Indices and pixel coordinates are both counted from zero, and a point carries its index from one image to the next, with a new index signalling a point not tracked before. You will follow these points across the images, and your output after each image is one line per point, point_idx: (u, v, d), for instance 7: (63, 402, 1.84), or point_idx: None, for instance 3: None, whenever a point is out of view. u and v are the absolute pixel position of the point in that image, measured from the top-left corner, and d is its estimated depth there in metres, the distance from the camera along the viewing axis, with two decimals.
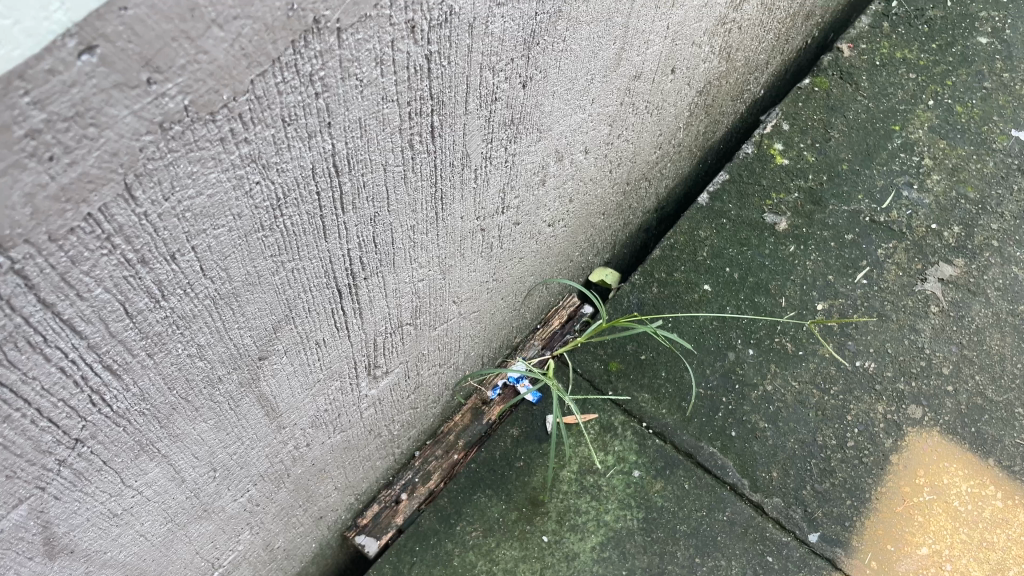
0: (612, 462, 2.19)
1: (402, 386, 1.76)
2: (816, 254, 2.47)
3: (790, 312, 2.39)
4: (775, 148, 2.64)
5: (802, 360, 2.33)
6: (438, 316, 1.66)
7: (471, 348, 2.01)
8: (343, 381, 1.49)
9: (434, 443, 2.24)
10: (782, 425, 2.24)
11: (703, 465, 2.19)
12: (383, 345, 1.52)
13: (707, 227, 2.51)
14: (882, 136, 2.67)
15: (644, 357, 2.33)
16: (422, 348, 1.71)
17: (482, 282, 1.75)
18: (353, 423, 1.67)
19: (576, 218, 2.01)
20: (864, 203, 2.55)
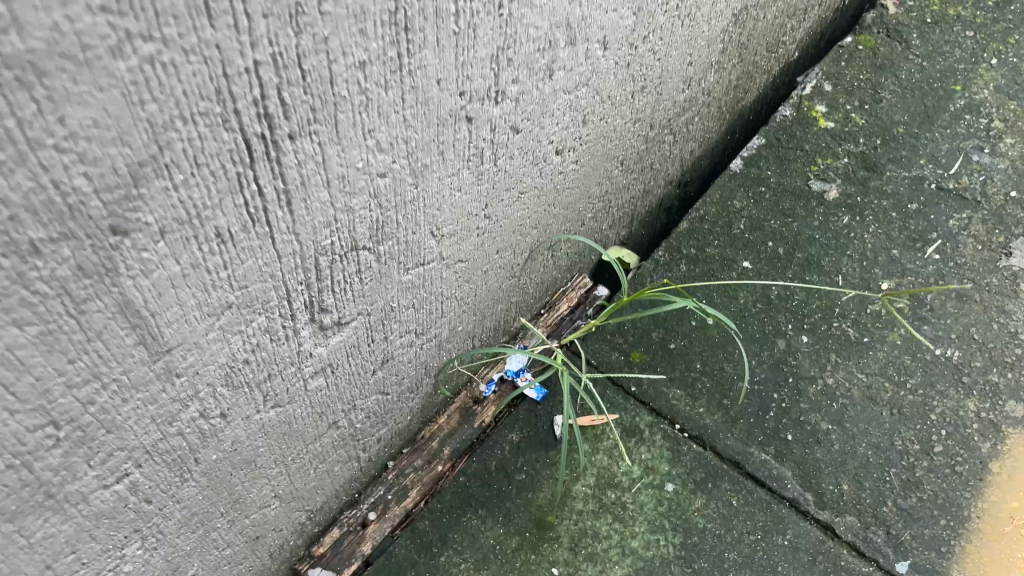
0: (639, 474, 1.73)
1: (363, 351, 1.31)
2: (875, 226, 2.05)
3: (850, 292, 1.96)
4: (817, 109, 2.24)
5: (869, 349, 1.88)
6: (409, 249, 1.23)
7: (458, 321, 1.56)
8: (271, 319, 1.05)
9: (413, 452, 1.74)
10: (850, 427, 1.79)
11: (754, 477, 1.73)
12: (326, 272, 1.08)
13: (743, 196, 2.10)
14: (942, 97, 2.28)
15: (673, 345, 1.89)
16: (389, 295, 1.27)
17: (469, 212, 1.32)
18: (293, 395, 1.22)
19: (589, 156, 1.60)
20: (928, 169, 2.14)
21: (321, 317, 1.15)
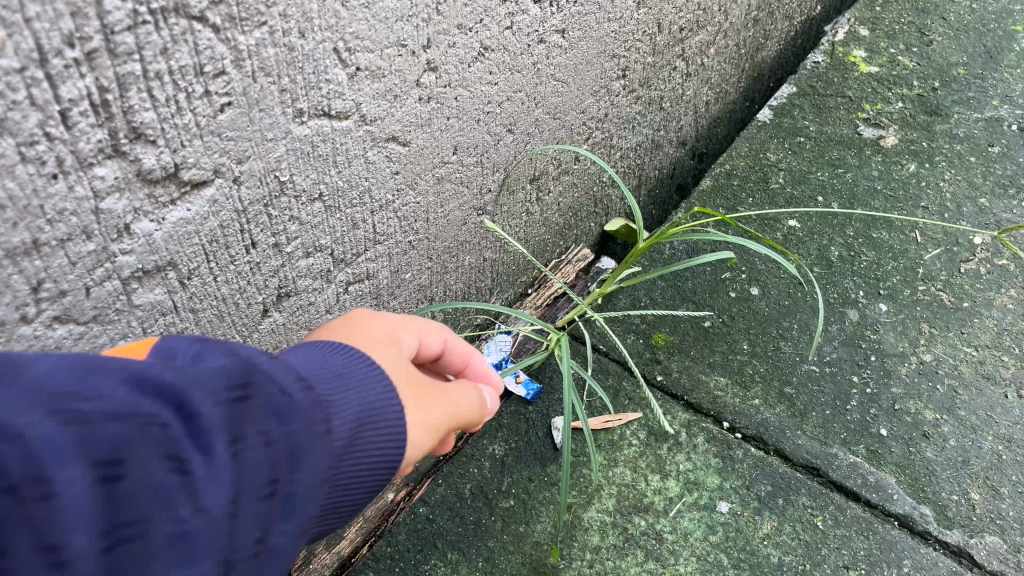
0: (678, 492, 1.19)
1: (235, 258, 0.82)
2: (951, 172, 1.60)
3: (933, 249, 1.48)
4: (854, 54, 1.84)
5: (972, 317, 1.39)
6: (296, 68, 0.76)
7: (404, 262, 1.07)
8: (10, 104, 0.57)
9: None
10: (968, 415, 1.27)
11: (843, 489, 1.19)
12: (124, 41, 0.61)
13: (778, 148, 1.65)
14: (1002, 38, 1.87)
15: (709, 324, 1.39)
16: (270, 156, 0.79)
17: (398, 41, 0.85)
18: (100, 307, 0.72)
19: (579, 34, 1.15)
20: (1004, 109, 1.71)
21: (134, 149, 0.67)
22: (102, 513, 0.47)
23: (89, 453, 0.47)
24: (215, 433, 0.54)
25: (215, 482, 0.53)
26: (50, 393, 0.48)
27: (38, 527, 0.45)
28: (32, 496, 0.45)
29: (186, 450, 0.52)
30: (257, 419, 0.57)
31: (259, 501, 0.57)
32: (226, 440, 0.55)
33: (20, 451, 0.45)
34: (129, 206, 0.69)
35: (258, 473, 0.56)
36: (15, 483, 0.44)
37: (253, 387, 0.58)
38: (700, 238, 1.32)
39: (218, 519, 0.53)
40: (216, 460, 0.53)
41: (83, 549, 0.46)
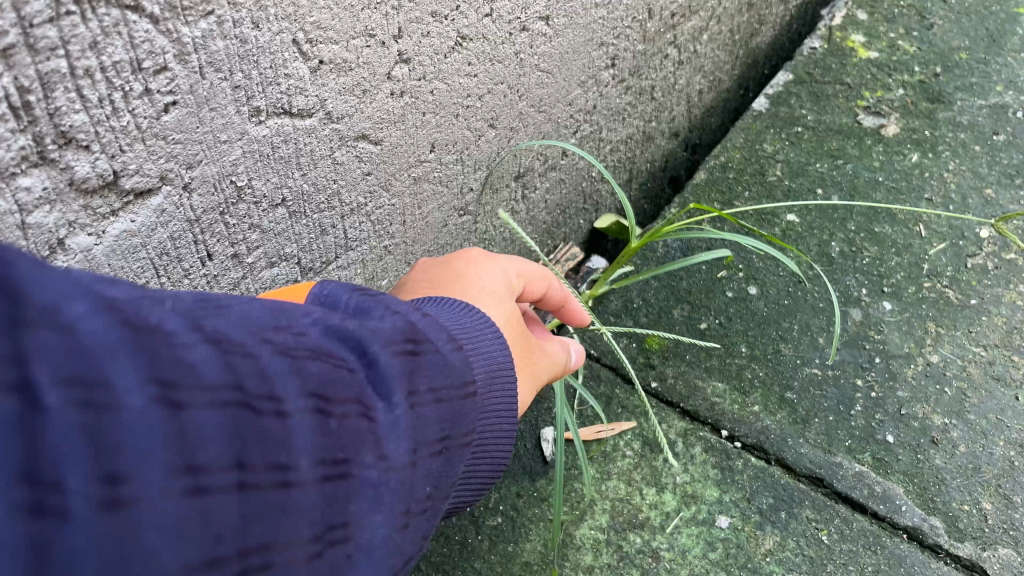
0: (675, 506, 1.13)
1: (188, 271, 0.75)
2: (955, 162, 1.53)
3: (938, 243, 1.42)
4: (852, 40, 1.77)
5: (980, 315, 1.33)
6: (251, 62, 0.69)
7: (379, 268, 1.00)
8: None
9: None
10: (978, 419, 1.21)
11: (849, 500, 1.13)
12: (45, 34, 0.54)
13: (774, 139, 1.59)
14: (1004, 21, 1.81)
15: (705, 326, 1.32)
16: (225, 159, 0.72)
17: (366, 31, 0.78)
18: None
19: (565, 21, 1.08)
20: (1008, 95, 1.64)
21: (64, 156, 0.59)
22: (321, 442, 0.48)
23: (307, 385, 0.48)
24: (397, 383, 0.56)
25: (399, 428, 0.54)
26: (261, 326, 0.49)
27: (269, 445, 0.44)
28: (266, 411, 0.45)
29: (374, 396, 0.53)
30: (432, 372, 0.60)
31: (427, 452, 0.58)
32: (406, 389, 0.56)
33: (253, 369, 0.45)
34: (62, 219, 0.62)
35: (431, 421, 0.59)
36: (254, 397, 0.44)
37: (420, 338, 0.60)
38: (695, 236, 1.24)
39: (402, 464, 0.54)
40: (400, 407, 0.55)
41: (303, 472, 0.46)
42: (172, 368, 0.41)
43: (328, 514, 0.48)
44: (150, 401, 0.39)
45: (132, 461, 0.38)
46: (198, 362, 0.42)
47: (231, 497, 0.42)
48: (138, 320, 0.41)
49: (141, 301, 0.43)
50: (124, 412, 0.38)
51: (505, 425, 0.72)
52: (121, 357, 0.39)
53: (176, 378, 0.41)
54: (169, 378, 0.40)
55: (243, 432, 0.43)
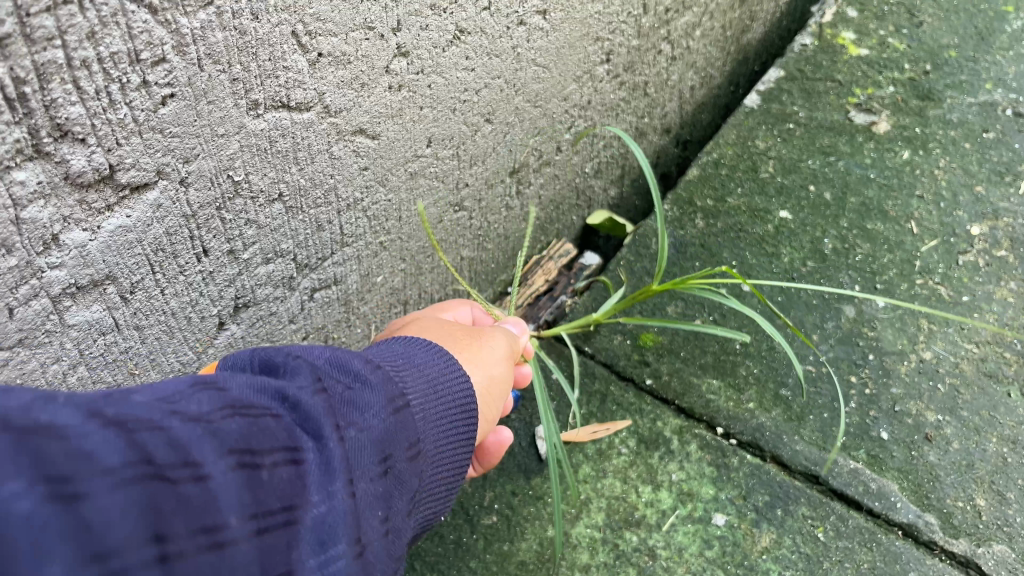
0: (671, 504, 1.12)
1: (184, 271, 0.74)
2: (945, 160, 1.53)
3: (931, 240, 1.41)
4: (843, 37, 1.77)
5: (972, 312, 1.32)
6: (249, 54, 0.67)
7: (374, 265, 0.99)
8: None
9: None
10: (970, 416, 1.21)
11: (844, 497, 1.13)
12: (42, 23, 0.52)
13: (766, 136, 1.59)
14: (993, 19, 1.81)
15: (699, 323, 1.31)
16: (223, 154, 0.70)
17: (365, 24, 0.77)
18: (26, 329, 0.63)
19: (561, 15, 1.07)
20: (998, 93, 1.65)
21: (60, 149, 0.58)
22: (247, 494, 0.50)
23: (223, 443, 0.50)
24: (320, 417, 0.59)
25: (334, 463, 0.57)
26: (163, 397, 0.51)
27: (184, 511, 0.46)
28: (180, 478, 0.46)
29: (301, 436, 0.56)
30: (356, 404, 0.63)
31: (372, 477, 0.61)
32: (333, 424, 0.59)
33: (161, 440, 0.47)
34: (57, 213, 0.60)
35: (367, 449, 0.61)
36: (165, 468, 0.46)
37: (331, 380, 0.63)
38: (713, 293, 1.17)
39: (343, 497, 0.56)
40: (329, 442, 0.58)
41: (231, 529, 0.48)
42: (67, 459, 0.41)
43: (268, 563, 0.50)
44: (39, 500, 0.39)
45: (28, 563, 0.38)
46: (96, 447, 0.43)
47: (151, 571, 0.43)
48: (25, 420, 0.41)
49: (32, 399, 0.43)
50: (14, 517, 0.38)
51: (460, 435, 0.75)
52: (5, 462, 0.39)
53: (70, 471, 0.41)
54: (61, 473, 0.41)
55: (157, 502, 0.44)
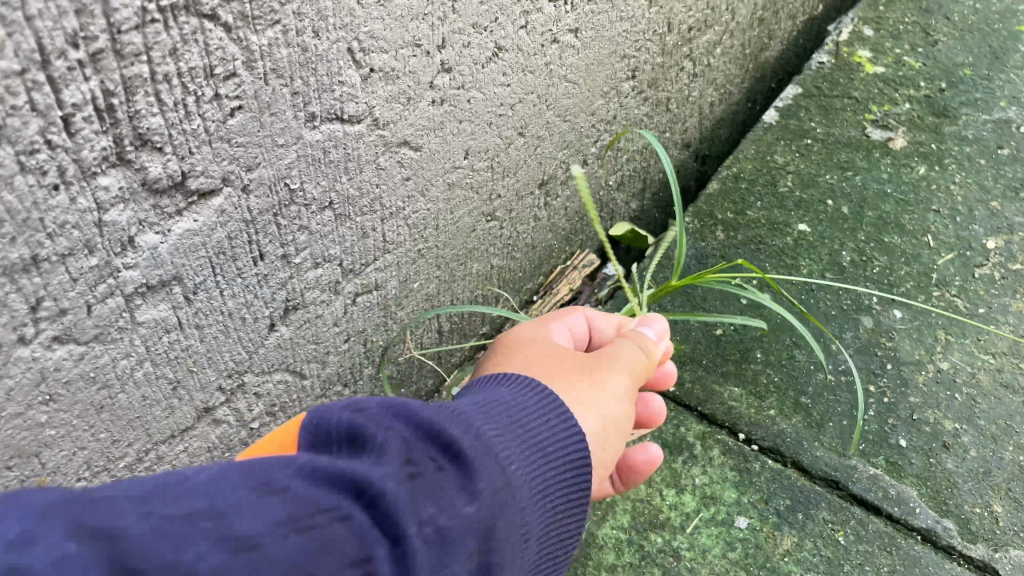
0: (694, 507, 1.15)
1: (242, 273, 0.78)
2: (961, 175, 1.57)
3: (947, 253, 1.44)
4: (859, 55, 1.81)
5: (988, 323, 1.35)
6: (310, 69, 0.71)
7: (412, 271, 1.03)
8: (8, 110, 0.52)
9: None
10: (987, 424, 1.23)
11: (863, 502, 1.15)
12: (131, 40, 0.56)
13: (785, 151, 1.63)
14: (1007, 38, 1.84)
15: (720, 332, 1.35)
16: (281, 163, 0.74)
17: (413, 41, 0.81)
18: (101, 326, 0.67)
19: (591, 33, 1.11)
20: (1012, 110, 1.68)
21: (140, 157, 0.62)
22: None
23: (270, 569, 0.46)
24: (404, 513, 0.53)
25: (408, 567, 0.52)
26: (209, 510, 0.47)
27: None
28: None
29: (372, 540, 0.51)
30: (450, 487, 0.58)
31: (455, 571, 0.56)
32: (413, 518, 0.54)
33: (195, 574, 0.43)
34: (134, 217, 0.65)
35: (449, 541, 0.56)
36: None
37: (422, 457, 0.58)
38: (735, 292, 1.20)
39: None
40: (410, 541, 0.52)
41: None
42: None
43: None
44: None
45: None
46: None
47: None
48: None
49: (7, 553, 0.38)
50: None
51: (559, 496, 0.72)
52: None
53: None
54: None
55: None
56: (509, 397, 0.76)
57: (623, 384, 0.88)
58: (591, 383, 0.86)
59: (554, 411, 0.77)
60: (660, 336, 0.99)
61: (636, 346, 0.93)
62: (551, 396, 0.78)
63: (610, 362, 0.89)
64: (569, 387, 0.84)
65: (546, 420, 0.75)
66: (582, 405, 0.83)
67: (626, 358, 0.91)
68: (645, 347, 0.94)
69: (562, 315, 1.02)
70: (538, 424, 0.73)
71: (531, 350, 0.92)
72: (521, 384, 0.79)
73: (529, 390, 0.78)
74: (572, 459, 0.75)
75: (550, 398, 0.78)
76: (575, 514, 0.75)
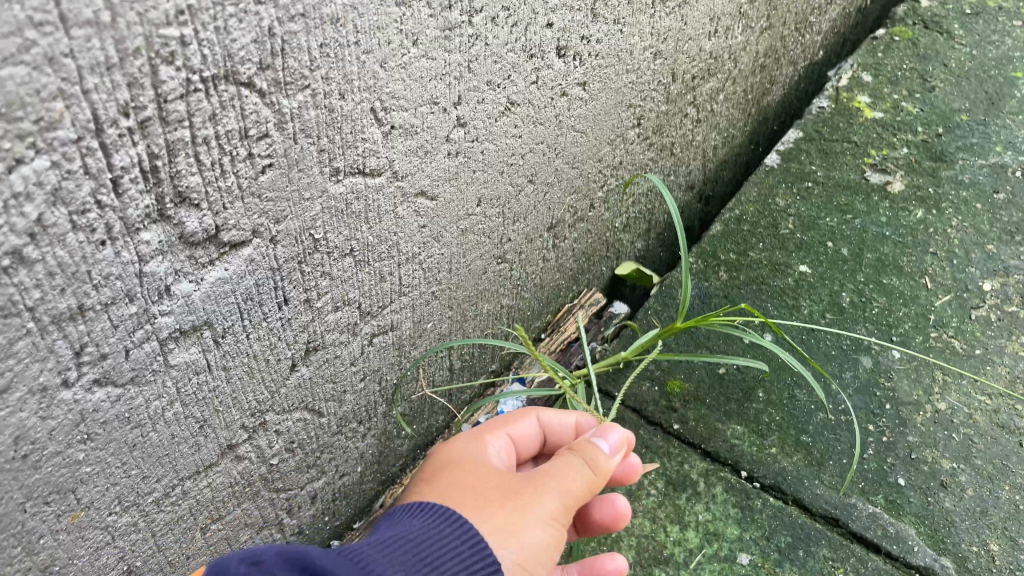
0: (697, 544, 1.17)
1: (268, 317, 0.82)
2: (957, 219, 1.61)
3: (944, 295, 1.48)
4: (858, 100, 1.86)
5: (985, 364, 1.37)
6: (335, 128, 0.76)
7: (426, 312, 1.07)
8: (64, 174, 0.57)
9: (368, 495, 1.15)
10: (984, 464, 1.25)
11: (863, 540, 1.17)
12: (176, 108, 0.61)
13: (786, 194, 1.67)
14: (1003, 84, 1.89)
15: (723, 371, 1.37)
16: (307, 215, 0.79)
17: (431, 99, 0.86)
18: (137, 369, 0.71)
19: (599, 85, 1.17)
20: (1007, 155, 1.73)
21: (178, 213, 0.67)
22: None
23: None
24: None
25: None
26: None
27: None
28: None
29: None
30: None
31: None
32: None
33: None
34: (171, 268, 0.69)
35: None
36: None
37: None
38: (737, 333, 1.24)
39: None
40: None
41: None
42: None
43: None
44: None
45: None
46: None
47: None
48: None
49: None
50: None
51: None
52: None
53: None
54: None
55: None
56: (420, 531, 0.75)
57: (554, 507, 0.78)
58: (514, 508, 0.77)
59: (469, 542, 0.74)
60: (618, 446, 0.83)
61: (579, 458, 0.81)
62: (468, 527, 0.75)
63: (545, 478, 0.80)
64: (487, 516, 0.77)
65: (459, 555, 0.73)
66: (499, 536, 0.75)
67: (565, 472, 0.79)
68: (591, 461, 0.81)
69: (510, 421, 0.94)
70: (445, 557, 0.73)
71: (465, 469, 0.84)
72: (437, 517, 0.76)
73: (443, 521, 0.76)
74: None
75: (467, 531, 0.75)
76: None
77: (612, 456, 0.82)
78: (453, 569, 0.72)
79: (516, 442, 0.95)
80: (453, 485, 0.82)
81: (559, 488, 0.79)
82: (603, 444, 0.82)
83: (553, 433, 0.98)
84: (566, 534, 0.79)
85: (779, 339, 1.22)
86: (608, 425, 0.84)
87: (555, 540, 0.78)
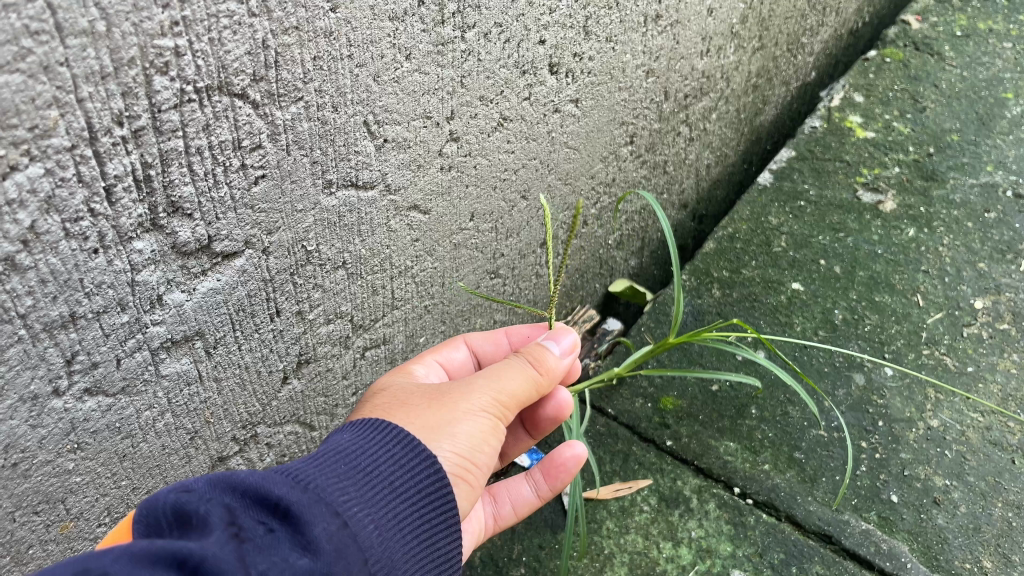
0: (690, 560, 1.16)
1: (259, 329, 0.82)
2: (949, 238, 1.62)
3: (936, 312, 1.48)
4: (850, 120, 1.88)
5: (977, 381, 1.37)
6: (328, 141, 0.77)
7: (418, 326, 1.07)
8: (58, 181, 0.57)
9: None
10: (977, 481, 1.24)
11: (856, 556, 1.16)
12: (170, 118, 0.62)
13: (779, 212, 1.68)
14: (993, 105, 1.91)
15: (716, 387, 1.36)
16: (299, 227, 0.79)
17: (424, 113, 0.87)
18: (128, 378, 0.72)
19: (592, 102, 1.18)
20: (998, 175, 1.74)
21: (171, 222, 0.67)
22: None
23: None
24: (230, 570, 0.53)
25: None
26: None
27: None
28: None
29: None
30: (277, 547, 0.57)
31: None
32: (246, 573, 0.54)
33: None
34: (163, 277, 0.69)
35: None
36: None
37: (249, 522, 0.58)
38: (730, 348, 1.22)
39: None
40: None
41: None
42: None
43: None
44: None
45: None
46: None
47: None
48: None
49: None
50: None
51: (432, 522, 0.71)
52: None
53: None
54: None
55: None
56: (351, 442, 0.70)
57: (487, 399, 0.78)
58: (450, 405, 0.77)
59: (401, 443, 0.71)
60: (569, 351, 0.87)
61: (523, 357, 0.83)
62: (399, 429, 0.72)
63: (478, 377, 0.80)
64: (420, 416, 0.76)
65: (391, 457, 0.70)
66: (431, 433, 0.74)
67: (501, 370, 0.81)
68: (535, 358, 0.83)
69: (439, 350, 0.97)
70: (381, 464, 0.69)
71: (396, 389, 0.83)
72: (366, 423, 0.73)
73: (372, 430, 0.72)
74: (433, 488, 0.71)
75: (398, 432, 0.72)
76: (452, 533, 0.72)
77: (561, 358, 0.86)
78: (390, 473, 0.69)
79: (449, 369, 0.97)
80: (384, 399, 0.81)
81: (495, 381, 0.79)
82: (553, 347, 0.86)
83: (489, 358, 1.01)
84: (503, 428, 0.80)
85: (773, 352, 1.22)
86: (561, 332, 0.88)
87: (492, 431, 0.78)
